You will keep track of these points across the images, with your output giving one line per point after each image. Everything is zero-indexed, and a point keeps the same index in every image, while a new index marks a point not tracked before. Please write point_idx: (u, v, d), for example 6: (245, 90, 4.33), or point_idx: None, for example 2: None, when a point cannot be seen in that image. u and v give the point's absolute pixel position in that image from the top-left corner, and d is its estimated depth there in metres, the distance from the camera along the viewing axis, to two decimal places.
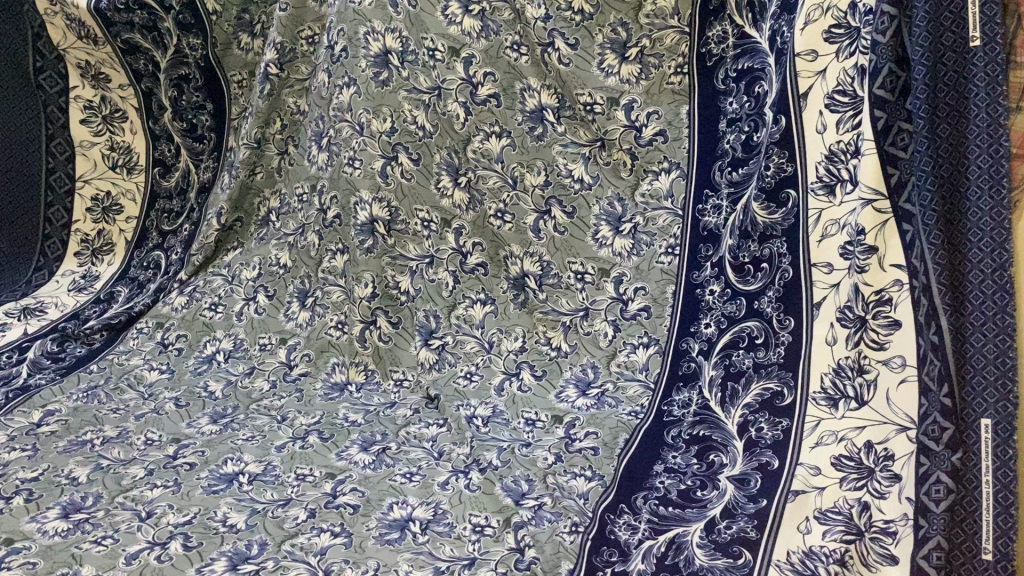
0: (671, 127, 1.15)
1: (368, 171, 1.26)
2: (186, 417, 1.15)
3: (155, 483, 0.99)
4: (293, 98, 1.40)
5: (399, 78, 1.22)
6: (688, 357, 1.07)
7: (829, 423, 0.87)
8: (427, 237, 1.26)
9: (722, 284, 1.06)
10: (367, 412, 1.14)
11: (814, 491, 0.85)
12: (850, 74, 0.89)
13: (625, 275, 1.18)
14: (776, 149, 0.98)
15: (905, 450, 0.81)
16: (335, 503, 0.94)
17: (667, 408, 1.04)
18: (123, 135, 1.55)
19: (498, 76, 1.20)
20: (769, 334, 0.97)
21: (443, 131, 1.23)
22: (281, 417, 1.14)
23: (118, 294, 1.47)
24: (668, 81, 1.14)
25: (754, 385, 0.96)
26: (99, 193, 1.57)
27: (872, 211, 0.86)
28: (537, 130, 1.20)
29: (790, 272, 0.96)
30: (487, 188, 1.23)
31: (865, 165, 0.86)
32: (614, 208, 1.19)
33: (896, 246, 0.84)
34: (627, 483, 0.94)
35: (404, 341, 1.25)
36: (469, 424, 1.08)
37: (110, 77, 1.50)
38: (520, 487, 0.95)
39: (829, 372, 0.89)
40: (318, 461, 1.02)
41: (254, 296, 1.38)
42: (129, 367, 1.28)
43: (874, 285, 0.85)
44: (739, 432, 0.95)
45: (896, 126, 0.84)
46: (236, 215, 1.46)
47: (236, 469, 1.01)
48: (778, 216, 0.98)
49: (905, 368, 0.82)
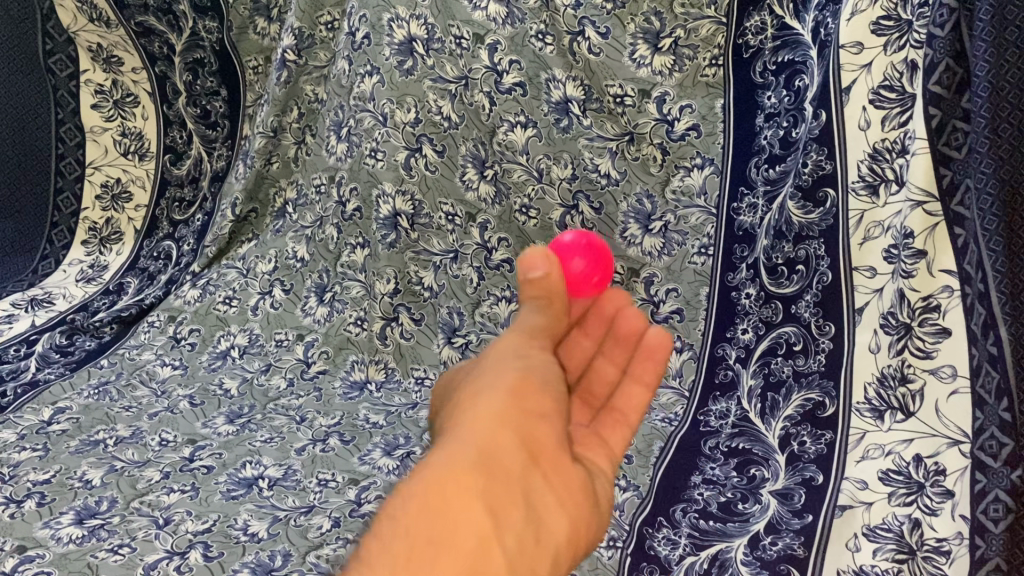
0: (705, 121, 1.10)
1: (391, 163, 1.21)
2: (201, 416, 1.11)
3: (172, 488, 0.95)
4: (310, 86, 1.36)
5: (423, 68, 1.18)
6: (725, 365, 1.04)
7: (874, 435, 0.83)
8: (450, 231, 1.22)
9: (758, 288, 1.02)
10: (388, 413, 1.11)
11: (861, 506, 0.80)
12: (898, 69, 0.84)
13: (656, 275, 1.16)
14: (815, 146, 0.93)
15: (958, 464, 0.75)
16: (360, 512, 0.90)
17: (703, 418, 1.02)
18: (135, 121, 1.50)
19: (523, 65, 1.15)
20: (808, 341, 0.93)
21: (469, 122, 1.19)
22: (300, 417, 1.10)
23: (128, 286, 1.44)
24: (702, 73, 1.10)
25: (794, 397, 0.92)
26: (108, 180, 1.52)
27: (921, 214, 0.79)
28: (563, 122, 1.16)
29: (828, 276, 0.91)
30: (512, 182, 1.20)
31: (914, 165, 0.80)
32: (643, 205, 1.15)
33: (947, 250, 0.78)
34: (666, 494, 0.93)
35: (426, 338, 1.22)
36: None
37: (122, 60, 1.46)
38: None
39: (873, 382, 0.84)
40: (340, 466, 0.99)
41: (270, 291, 1.34)
42: (140, 363, 1.24)
43: (922, 291, 0.79)
44: (781, 446, 0.91)
45: (951, 125, 0.78)
46: (251, 206, 1.42)
47: (256, 474, 0.98)
48: (815, 217, 0.93)
49: (956, 379, 0.76)
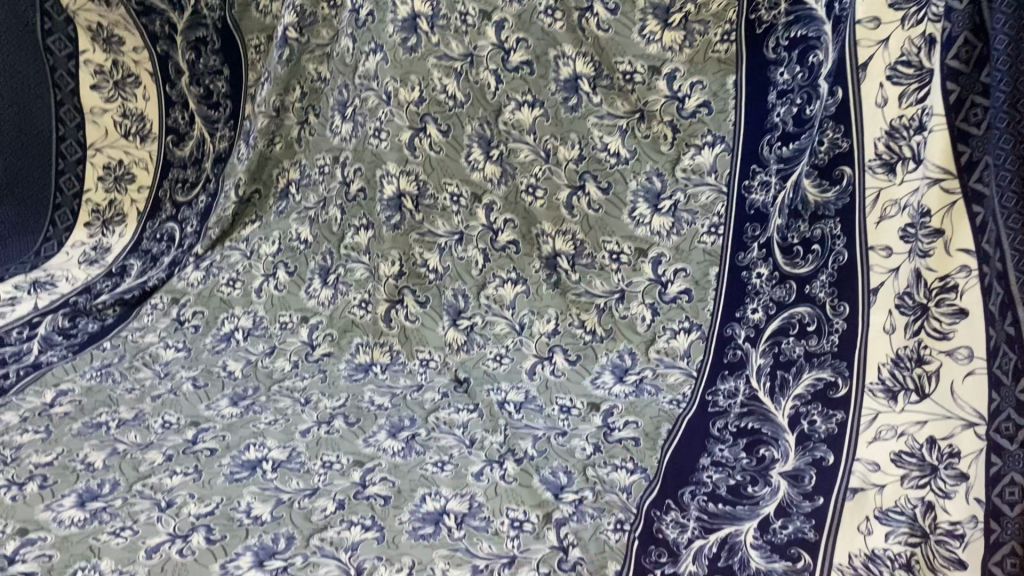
0: (716, 98, 1.07)
1: (395, 143, 1.22)
2: (205, 399, 1.10)
3: (175, 471, 0.94)
4: (313, 65, 1.34)
5: (428, 45, 1.17)
6: (734, 344, 1.02)
7: (887, 417, 0.80)
8: (455, 213, 1.21)
9: (770, 267, 1.00)
10: (393, 396, 1.09)
11: (874, 489, 0.78)
12: (916, 43, 0.82)
13: (665, 255, 1.12)
14: (831, 123, 0.92)
15: (973, 447, 0.72)
16: (365, 494, 0.89)
17: (711, 399, 1.00)
18: (135, 102, 1.48)
19: (531, 43, 1.13)
20: (822, 321, 0.91)
21: (475, 100, 1.17)
22: (304, 399, 1.09)
23: (131, 268, 1.42)
24: (713, 49, 1.06)
25: (805, 376, 0.91)
26: (110, 162, 1.50)
27: (939, 191, 0.78)
28: (572, 101, 1.13)
29: (845, 255, 0.90)
30: (518, 162, 1.17)
31: (932, 142, 0.79)
32: (653, 183, 1.12)
33: (965, 228, 0.76)
34: (673, 477, 0.90)
35: (431, 321, 1.20)
36: (502, 411, 1.04)
37: (123, 39, 1.44)
38: (558, 479, 0.91)
39: (887, 363, 0.83)
40: (345, 448, 0.98)
41: (274, 273, 1.32)
42: (144, 345, 1.23)
43: (940, 271, 0.78)
44: (790, 425, 0.90)
45: (970, 100, 0.76)
46: (255, 186, 1.41)
47: (259, 456, 0.97)
48: (830, 195, 0.92)
49: (973, 360, 0.74)
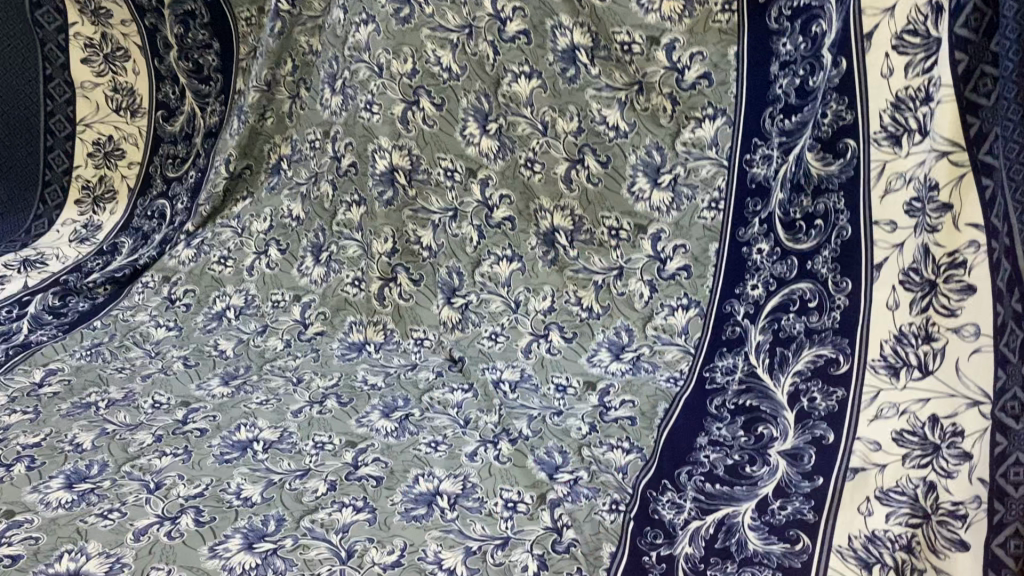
0: (717, 69, 1.04)
1: (387, 117, 1.19)
2: (196, 378, 1.08)
3: (164, 451, 0.93)
4: (305, 37, 1.31)
5: (421, 15, 1.14)
6: (733, 321, 1.00)
7: (890, 395, 0.79)
8: (449, 188, 1.18)
9: (771, 243, 0.99)
10: (387, 375, 1.08)
11: (874, 469, 0.76)
12: (923, 11, 0.80)
13: (664, 231, 1.10)
14: (835, 95, 0.90)
15: (977, 425, 0.71)
16: (357, 475, 0.87)
17: (709, 375, 0.98)
18: (125, 76, 1.46)
19: (528, 12, 1.09)
20: (824, 297, 0.89)
21: (472, 73, 1.14)
22: (296, 379, 1.07)
23: (122, 245, 1.40)
24: (714, 20, 1.03)
25: (805, 352, 0.89)
26: (100, 138, 1.48)
27: (947, 165, 0.76)
28: (570, 72, 1.10)
29: (848, 231, 0.88)
30: (517, 136, 1.14)
31: (939, 114, 0.77)
32: (652, 157, 1.10)
33: (972, 203, 0.74)
34: (669, 456, 0.88)
35: (426, 299, 1.19)
36: (496, 390, 1.02)
37: (111, 12, 1.41)
38: (553, 459, 0.89)
39: (890, 339, 0.81)
40: (337, 428, 0.96)
41: (266, 251, 1.31)
42: (135, 324, 1.21)
43: (948, 246, 0.76)
44: (789, 402, 0.88)
45: (979, 70, 0.73)
46: (245, 163, 1.39)
47: (250, 436, 0.95)
48: (834, 168, 0.90)
49: (979, 338, 0.73)
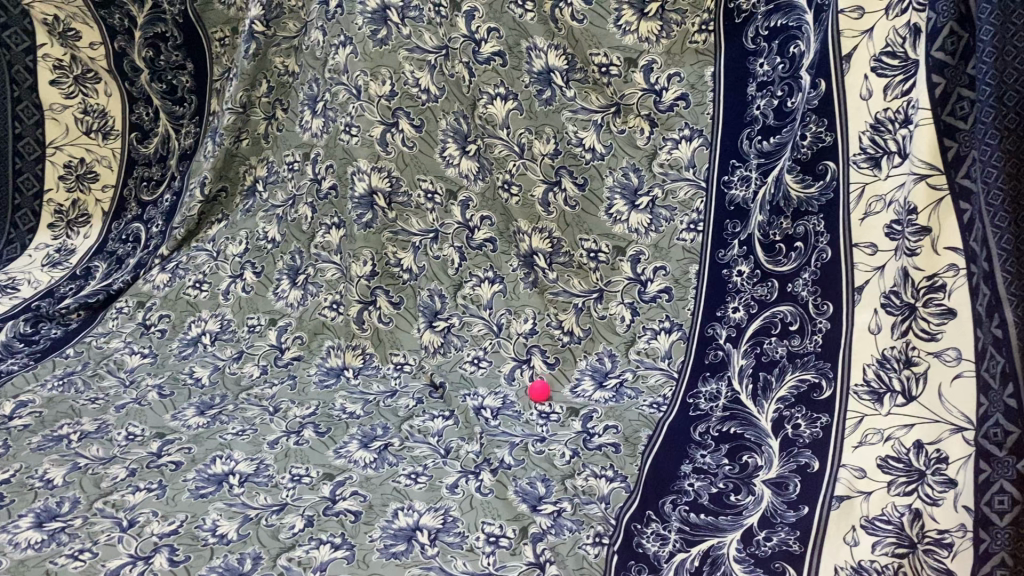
0: (694, 90, 1.07)
1: (365, 139, 1.15)
2: (170, 408, 1.06)
3: (138, 487, 0.91)
4: (280, 58, 1.28)
5: (399, 37, 1.11)
6: (715, 345, 1.00)
7: (873, 420, 0.78)
8: (430, 210, 1.16)
9: (751, 265, 0.99)
10: (366, 403, 1.06)
11: (859, 496, 0.75)
12: (901, 34, 0.79)
13: (643, 253, 1.12)
14: (813, 117, 0.90)
15: (962, 452, 0.69)
16: (334, 510, 0.85)
17: (693, 401, 0.97)
18: (97, 98, 1.42)
19: (502, 33, 1.09)
20: (805, 321, 0.89)
21: (450, 94, 1.12)
22: (273, 408, 1.05)
23: (95, 270, 1.38)
24: (691, 40, 1.06)
25: (788, 377, 0.88)
26: (71, 160, 1.44)
27: (925, 188, 0.75)
28: (546, 93, 1.11)
29: (828, 253, 0.87)
30: (493, 158, 1.14)
31: (918, 136, 0.75)
32: (629, 179, 1.12)
33: (952, 227, 0.73)
34: (653, 485, 0.87)
35: (405, 323, 1.17)
36: (477, 417, 1.01)
37: (80, 34, 1.36)
38: (536, 490, 0.88)
39: (873, 363, 0.80)
40: (314, 460, 0.94)
41: (241, 274, 1.28)
42: (108, 351, 1.19)
43: (927, 270, 0.75)
44: (774, 429, 0.87)
45: (956, 93, 0.72)
46: (221, 184, 1.35)
47: (226, 469, 0.93)
48: (813, 191, 0.89)
49: (962, 362, 0.71)
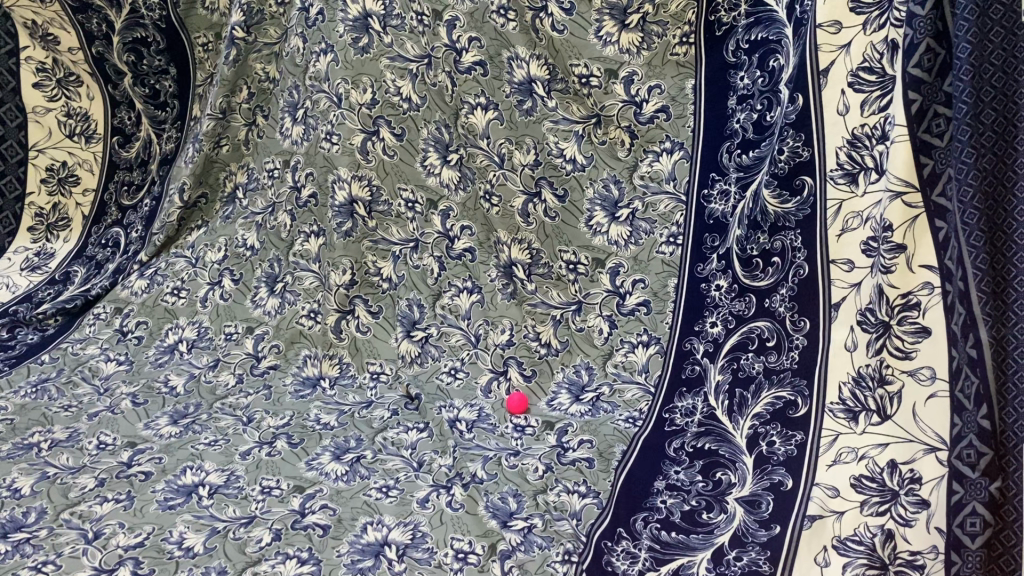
0: (675, 102, 1.07)
1: (346, 147, 1.14)
2: (143, 417, 1.05)
3: (106, 497, 0.90)
4: (260, 64, 1.27)
5: (381, 45, 1.10)
6: (692, 359, 0.99)
7: (847, 439, 0.77)
8: (410, 219, 1.15)
9: (729, 279, 0.98)
10: (341, 414, 1.05)
11: (832, 516, 0.75)
12: (878, 49, 0.78)
13: (622, 265, 1.11)
14: (791, 131, 0.89)
15: (934, 473, 0.70)
16: (303, 523, 0.84)
17: (668, 417, 0.97)
18: (80, 102, 1.40)
19: (484, 42, 1.09)
20: (782, 337, 0.88)
21: (432, 103, 1.12)
22: (247, 418, 1.04)
23: (75, 275, 1.37)
24: (672, 52, 1.06)
25: (764, 394, 0.88)
26: (54, 164, 1.42)
27: (901, 206, 0.75)
28: (526, 104, 1.11)
29: (805, 269, 0.86)
30: (476, 168, 1.13)
31: (894, 153, 0.75)
32: (610, 191, 1.11)
33: (927, 244, 0.73)
34: (625, 501, 0.86)
35: (384, 332, 1.16)
36: (452, 429, 0.99)
37: (59, 39, 1.35)
38: (507, 505, 0.86)
39: (848, 381, 0.79)
40: (285, 471, 0.93)
41: (219, 281, 1.26)
42: (84, 358, 1.18)
43: (902, 288, 0.74)
44: (748, 446, 0.86)
45: (932, 110, 0.73)
46: (201, 191, 1.33)
47: (196, 480, 0.92)
48: (790, 207, 0.89)
49: (935, 381, 0.71)
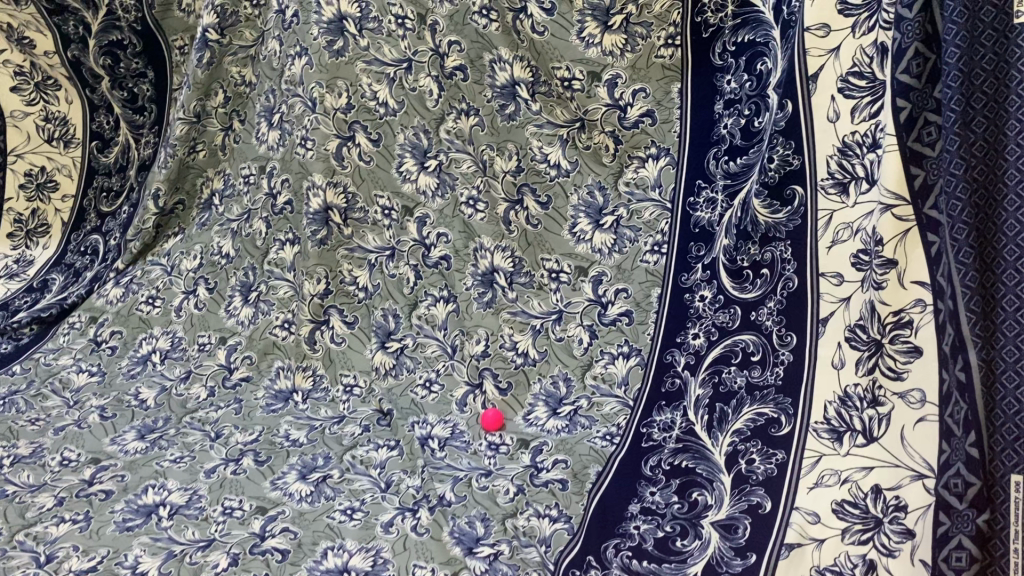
0: (660, 107, 1.04)
1: (321, 153, 1.09)
2: (110, 432, 1.02)
3: (63, 518, 0.87)
4: (236, 67, 1.24)
5: (356, 48, 1.06)
6: (673, 372, 0.94)
7: (830, 460, 0.73)
8: (387, 227, 1.11)
9: (714, 289, 0.94)
10: (312, 429, 1.01)
11: (812, 544, 0.71)
12: (868, 53, 0.74)
13: (605, 274, 1.07)
14: (781, 139, 0.85)
15: (920, 501, 0.66)
16: (261, 548, 0.81)
17: (646, 431, 0.92)
18: (58, 106, 1.38)
19: (464, 46, 1.05)
20: (767, 351, 0.84)
21: (410, 108, 1.07)
22: (216, 433, 1.02)
23: (53, 283, 1.35)
24: (657, 54, 1.03)
25: (745, 409, 0.83)
26: (32, 169, 1.40)
27: (892, 219, 0.70)
28: (509, 108, 1.07)
29: (795, 281, 0.82)
30: (460, 173, 1.09)
31: (885, 163, 0.71)
32: (594, 198, 1.08)
33: (919, 260, 0.69)
34: (596, 527, 0.82)
35: (359, 343, 1.11)
36: (423, 448, 0.96)
37: (35, 42, 1.32)
38: (474, 530, 0.82)
39: (834, 400, 0.75)
40: (249, 491, 0.90)
41: (194, 290, 1.24)
42: (56, 369, 1.16)
43: (893, 305, 0.71)
44: (727, 464, 0.82)
45: (923, 117, 0.68)
46: (178, 197, 1.31)
47: (157, 500, 0.89)
48: (782, 218, 0.84)
49: (925, 405, 0.67)
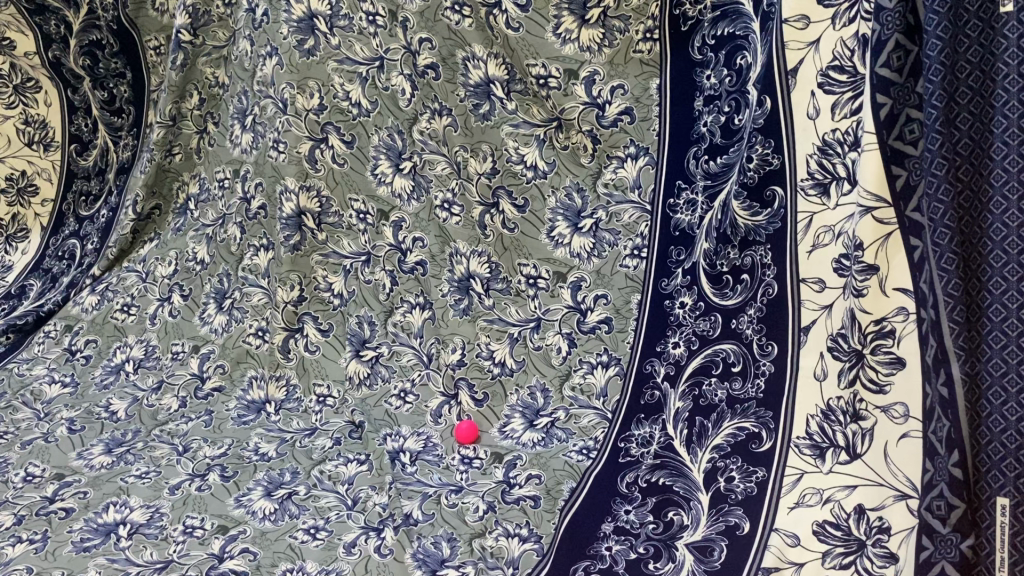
0: (639, 104, 1.00)
1: (293, 155, 1.05)
2: (78, 446, 1.00)
3: (19, 538, 0.83)
4: (210, 68, 1.21)
5: (328, 47, 1.01)
6: (652, 383, 0.91)
7: (812, 479, 0.69)
8: (362, 231, 1.07)
9: (694, 296, 0.89)
10: (282, 443, 0.98)
11: (790, 568, 0.67)
12: (849, 45, 0.69)
13: (584, 279, 1.04)
14: (760, 138, 0.80)
15: (904, 523, 0.62)
16: (218, 570, 0.78)
17: (624, 446, 0.88)
18: (37, 108, 1.35)
19: (435, 43, 1.01)
20: (748, 361, 0.79)
21: (383, 108, 1.03)
22: (183, 447, 0.99)
23: (30, 289, 1.33)
24: (635, 49, 0.99)
25: (725, 424, 0.78)
26: (12, 173, 1.38)
27: (872, 222, 0.66)
28: (483, 108, 1.04)
29: (774, 287, 0.77)
30: (434, 176, 1.05)
31: (864, 163, 0.66)
32: (572, 200, 1.04)
33: (901, 266, 0.64)
34: (567, 548, 0.78)
35: (333, 352, 1.08)
36: (393, 463, 0.93)
37: (15, 43, 1.30)
38: (439, 552, 0.79)
39: (816, 414, 0.71)
40: (212, 509, 0.87)
41: (168, 297, 1.21)
42: (28, 380, 1.13)
43: (875, 313, 0.66)
44: (705, 482, 0.78)
45: (904, 114, 0.63)
46: (154, 202, 1.29)
47: (118, 519, 0.86)
48: (761, 219, 0.80)
49: (908, 421, 0.62)
